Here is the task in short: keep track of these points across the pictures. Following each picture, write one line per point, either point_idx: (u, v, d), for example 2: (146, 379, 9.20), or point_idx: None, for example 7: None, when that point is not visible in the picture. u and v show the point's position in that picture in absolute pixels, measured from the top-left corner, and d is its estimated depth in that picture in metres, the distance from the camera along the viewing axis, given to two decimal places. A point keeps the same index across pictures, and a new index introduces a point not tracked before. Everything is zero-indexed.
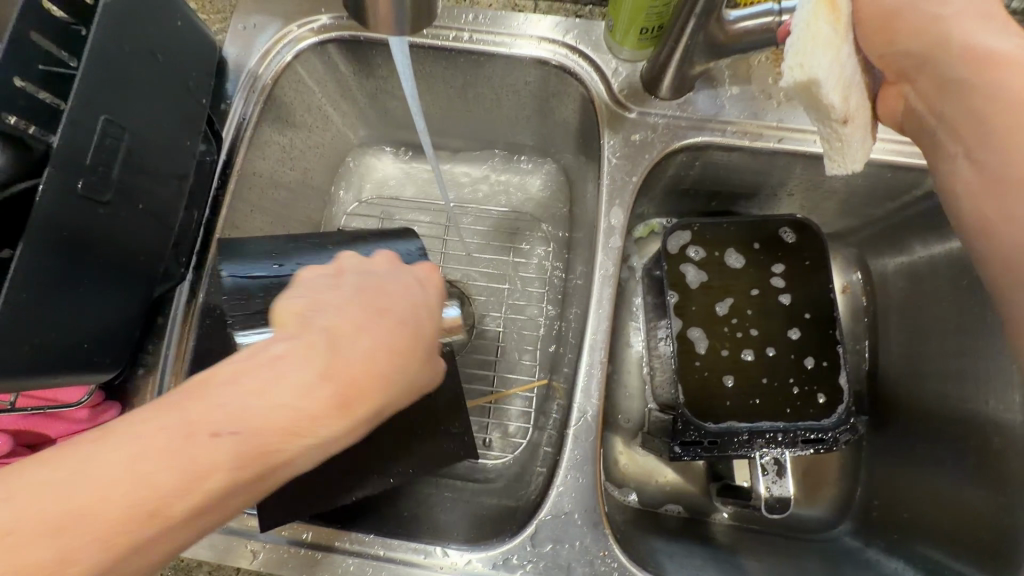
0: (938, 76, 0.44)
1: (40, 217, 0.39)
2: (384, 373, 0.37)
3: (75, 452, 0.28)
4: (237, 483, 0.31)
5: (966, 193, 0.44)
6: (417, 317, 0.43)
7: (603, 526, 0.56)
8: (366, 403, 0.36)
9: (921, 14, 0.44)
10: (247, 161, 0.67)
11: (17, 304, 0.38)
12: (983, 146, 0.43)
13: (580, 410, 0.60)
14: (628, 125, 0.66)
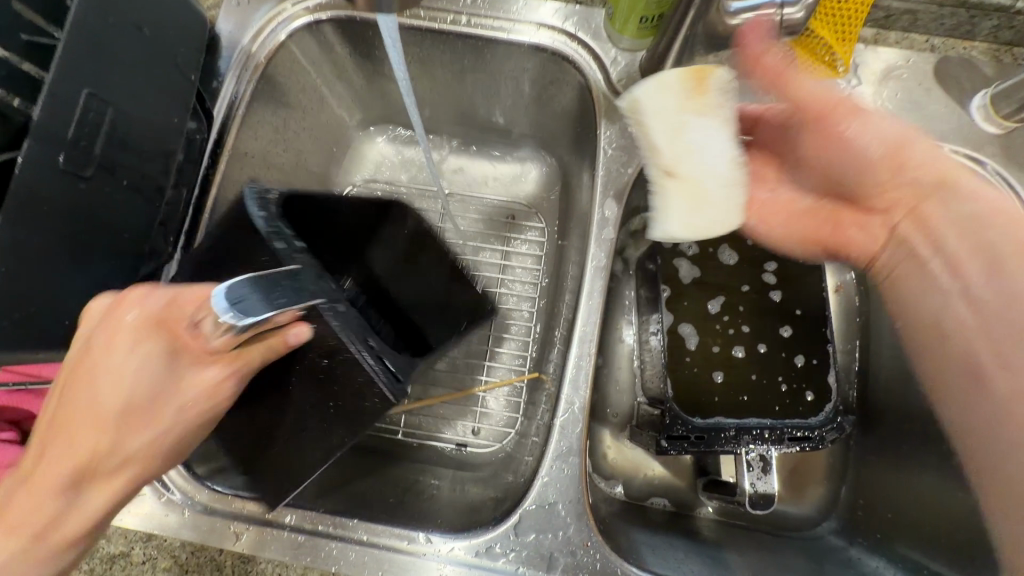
0: (940, 212, 0.55)
1: (17, 189, 0.38)
2: (48, 472, 0.39)
3: None
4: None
5: (967, 325, 0.52)
6: (164, 372, 0.43)
7: (586, 517, 0.56)
8: (36, 505, 0.38)
9: (927, 153, 0.55)
10: (238, 141, 0.66)
11: None
12: (987, 283, 0.52)
13: (568, 401, 0.60)
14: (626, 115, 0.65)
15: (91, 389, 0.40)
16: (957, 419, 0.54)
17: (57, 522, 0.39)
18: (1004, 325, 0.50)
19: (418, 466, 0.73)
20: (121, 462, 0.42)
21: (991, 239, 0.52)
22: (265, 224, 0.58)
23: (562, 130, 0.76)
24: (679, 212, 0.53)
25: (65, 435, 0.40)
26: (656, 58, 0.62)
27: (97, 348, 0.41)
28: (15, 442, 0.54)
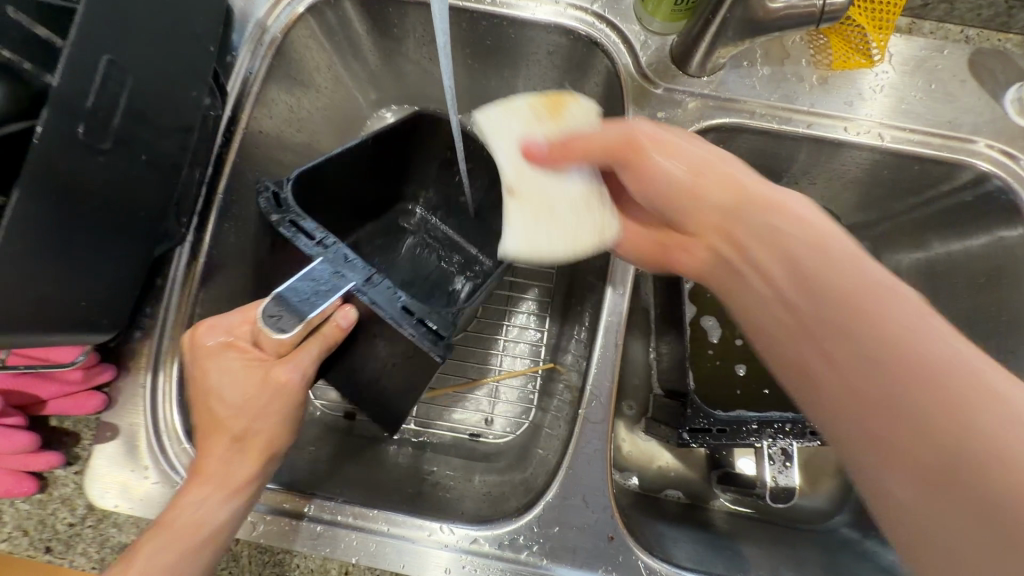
0: (794, 253, 0.42)
1: (37, 162, 0.35)
2: (207, 472, 0.47)
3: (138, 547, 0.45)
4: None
5: (828, 369, 0.38)
6: (253, 377, 0.49)
7: (611, 510, 0.56)
8: (198, 499, 0.46)
9: (723, 167, 0.48)
10: (253, 120, 0.64)
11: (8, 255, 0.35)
12: (786, 279, 0.42)
13: (593, 392, 0.59)
14: (655, 101, 0.63)
15: (212, 403, 0.48)
16: (879, 505, 0.35)
17: (198, 517, 0.45)
18: (873, 380, 0.35)
19: (432, 455, 0.73)
20: (244, 450, 0.48)
21: (809, 275, 0.40)
22: (283, 223, 0.53)
23: None
24: (523, 227, 0.54)
25: (214, 438, 0.48)
26: (689, 43, 0.60)
27: (208, 366, 0.49)
28: (20, 426, 0.53)
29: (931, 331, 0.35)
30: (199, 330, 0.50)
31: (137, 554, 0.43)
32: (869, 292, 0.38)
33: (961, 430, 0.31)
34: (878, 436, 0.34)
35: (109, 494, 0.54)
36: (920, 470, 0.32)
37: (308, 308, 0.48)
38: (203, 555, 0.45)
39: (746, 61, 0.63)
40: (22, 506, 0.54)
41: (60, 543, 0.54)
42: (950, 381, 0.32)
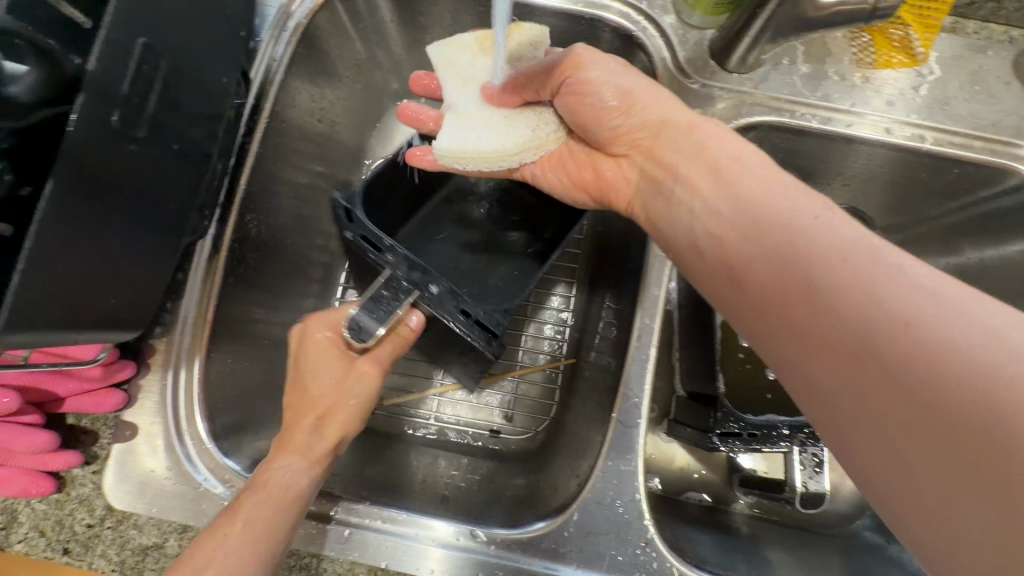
0: (707, 160, 0.49)
1: (71, 150, 0.34)
2: (295, 444, 0.53)
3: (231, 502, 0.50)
4: (274, 544, 0.48)
5: (743, 263, 0.43)
6: (338, 365, 0.56)
7: (647, 518, 0.54)
8: (287, 465, 0.52)
9: (654, 94, 0.54)
10: (276, 108, 0.62)
11: (40, 248, 0.33)
12: (710, 191, 0.48)
13: (627, 397, 0.57)
14: (692, 97, 0.61)
15: (306, 391, 0.55)
16: (811, 394, 0.38)
17: (288, 480, 0.51)
18: (791, 273, 0.39)
19: (452, 456, 0.73)
20: (326, 429, 0.55)
21: (727, 187, 0.46)
22: (355, 237, 0.60)
23: None
24: (455, 130, 0.59)
25: (301, 416, 0.55)
26: (729, 39, 0.58)
27: (304, 360, 0.56)
28: (38, 425, 0.52)
29: (827, 223, 0.40)
30: (309, 323, 0.57)
31: (240, 509, 0.48)
32: (779, 200, 0.43)
33: (861, 299, 0.34)
34: (800, 323, 0.38)
35: (128, 496, 0.52)
36: (833, 345, 0.36)
37: (380, 322, 0.57)
38: (296, 510, 0.50)
39: (787, 59, 0.62)
40: (40, 506, 0.53)
41: (77, 546, 0.53)
42: (846, 258, 0.37)
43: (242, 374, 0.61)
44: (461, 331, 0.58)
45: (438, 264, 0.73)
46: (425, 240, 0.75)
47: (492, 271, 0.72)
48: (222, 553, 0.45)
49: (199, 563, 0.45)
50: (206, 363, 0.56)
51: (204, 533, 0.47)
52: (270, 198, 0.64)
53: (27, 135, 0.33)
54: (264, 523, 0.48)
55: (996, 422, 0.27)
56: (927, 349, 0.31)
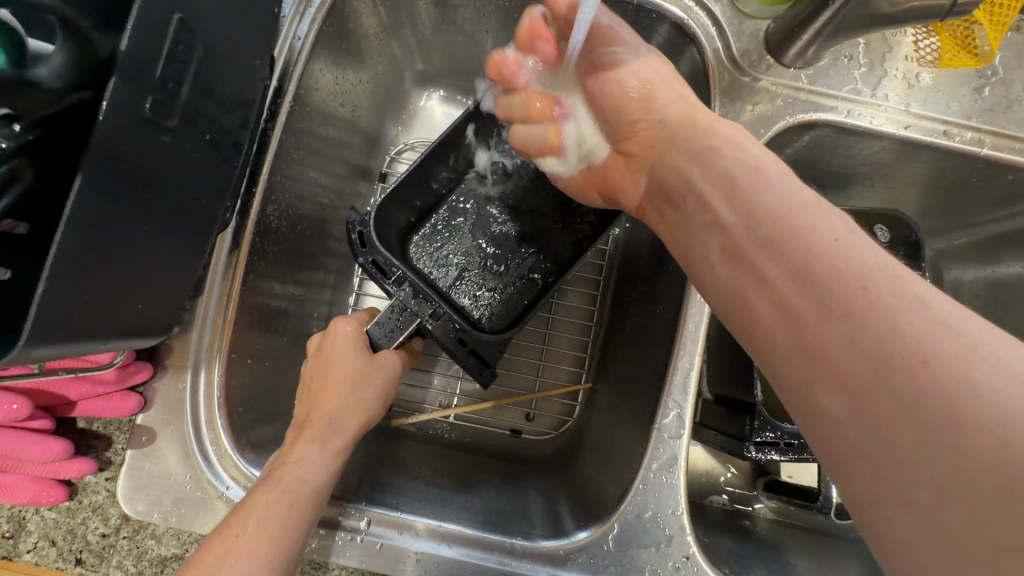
0: (721, 164, 0.45)
1: (101, 138, 0.33)
2: (310, 435, 0.50)
3: (237, 512, 0.45)
4: (289, 546, 0.44)
5: (760, 280, 0.39)
6: (358, 365, 0.53)
7: (688, 533, 0.52)
8: (306, 457, 0.49)
9: (668, 93, 0.52)
10: (302, 90, 0.57)
11: (76, 243, 0.33)
12: (727, 205, 0.43)
13: (675, 408, 0.55)
14: (745, 92, 0.58)
15: (326, 379, 0.53)
16: (815, 428, 0.34)
17: (305, 473, 0.48)
18: (805, 293, 0.35)
19: (473, 458, 0.71)
20: (347, 415, 0.53)
21: (742, 201, 0.42)
22: (366, 264, 0.59)
23: None
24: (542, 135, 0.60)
25: (320, 403, 0.53)
26: (787, 32, 0.55)
27: (328, 348, 0.55)
28: (47, 431, 0.49)
29: (849, 243, 0.35)
30: (333, 323, 0.56)
31: (254, 507, 0.44)
32: (798, 216, 0.38)
33: (887, 331, 0.31)
34: (808, 345, 0.34)
35: (144, 506, 0.49)
36: (839, 372, 0.32)
37: (387, 342, 0.57)
38: (313, 506, 0.47)
39: (844, 56, 0.59)
40: (48, 515, 0.50)
41: (91, 556, 0.50)
42: (870, 284, 0.33)
43: (258, 374, 0.57)
44: (459, 363, 0.57)
45: (470, 246, 0.70)
46: (459, 216, 0.71)
47: (522, 262, 0.70)
48: (236, 553, 0.42)
49: (212, 567, 0.41)
50: (226, 365, 0.53)
51: (213, 535, 0.43)
52: (291, 187, 0.60)
53: (49, 125, 0.33)
54: (280, 522, 0.44)
55: (1006, 472, 0.25)
56: (949, 390, 0.27)
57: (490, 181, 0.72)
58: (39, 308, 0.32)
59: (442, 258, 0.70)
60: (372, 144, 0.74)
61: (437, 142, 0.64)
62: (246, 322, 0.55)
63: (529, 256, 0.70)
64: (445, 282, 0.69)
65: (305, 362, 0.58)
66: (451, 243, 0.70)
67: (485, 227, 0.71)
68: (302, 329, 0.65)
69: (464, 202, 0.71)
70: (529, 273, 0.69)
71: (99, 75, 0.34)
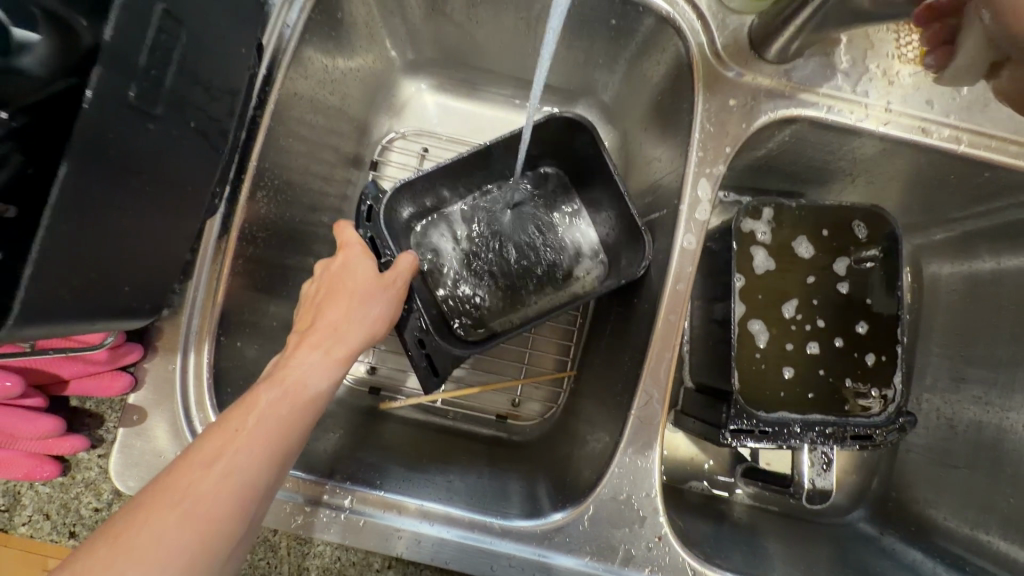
0: None
1: (86, 123, 0.35)
2: (314, 341, 0.49)
3: (242, 404, 0.42)
4: (285, 447, 0.43)
5: None
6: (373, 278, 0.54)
7: (661, 514, 0.54)
8: (308, 362, 0.47)
9: None
10: (288, 79, 0.58)
11: (60, 225, 0.34)
12: None
13: (646, 394, 0.57)
14: (726, 86, 0.59)
15: (331, 297, 0.52)
16: None
17: (302, 380, 0.46)
18: None
19: (457, 441, 0.72)
20: (352, 328, 0.51)
21: None
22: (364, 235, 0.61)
23: (637, 97, 0.69)
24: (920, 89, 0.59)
25: (323, 316, 0.51)
26: (769, 29, 0.55)
27: (335, 266, 0.54)
28: (40, 409, 0.51)
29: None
30: (341, 229, 0.57)
31: (256, 403, 0.42)
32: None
33: None
34: None
35: (136, 482, 0.50)
36: None
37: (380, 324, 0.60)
38: (312, 412, 0.45)
39: (827, 52, 0.60)
40: (42, 489, 0.52)
41: (84, 529, 0.51)
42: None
43: (246, 357, 0.59)
44: (410, 362, 0.59)
45: (460, 255, 0.70)
46: (453, 223, 0.71)
47: (515, 280, 0.70)
48: (236, 443, 0.40)
49: (208, 458, 0.39)
50: (215, 348, 0.54)
51: (213, 424, 0.41)
52: (281, 173, 0.61)
53: (37, 112, 0.34)
54: (280, 422, 0.42)
55: None
56: None
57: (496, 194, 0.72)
58: (30, 285, 0.33)
59: (432, 264, 0.70)
60: (361, 132, 0.75)
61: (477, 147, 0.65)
62: (232, 306, 0.56)
63: (527, 272, 0.70)
64: (429, 272, 0.69)
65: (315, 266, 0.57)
66: (442, 249, 0.70)
67: (491, 235, 0.71)
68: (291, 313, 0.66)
69: (461, 212, 0.72)
70: (518, 287, 0.70)
71: (83, 63, 0.35)
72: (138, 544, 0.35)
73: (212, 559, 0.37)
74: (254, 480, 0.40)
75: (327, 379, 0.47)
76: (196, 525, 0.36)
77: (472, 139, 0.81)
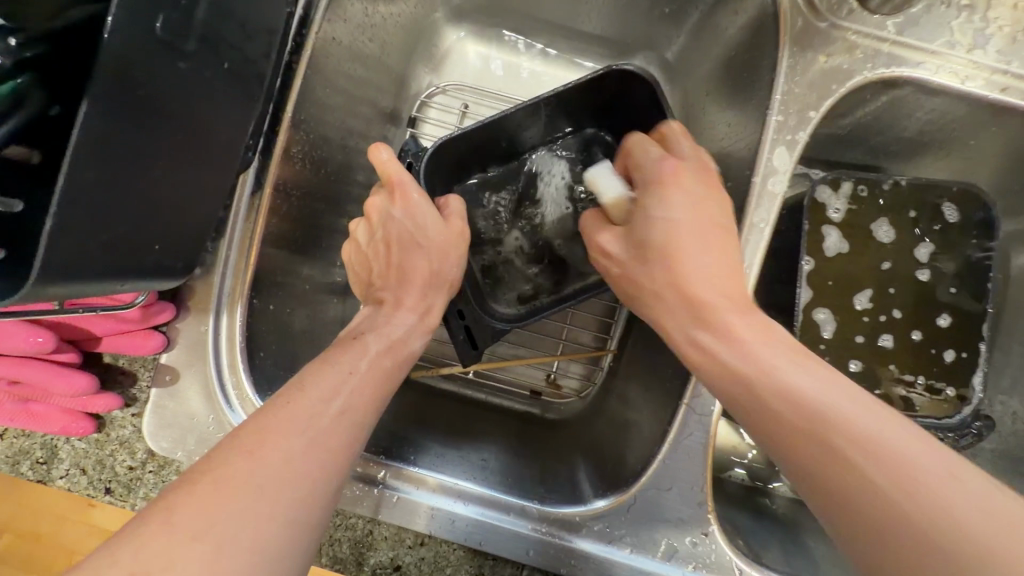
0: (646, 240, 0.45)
1: (111, 59, 0.31)
2: (412, 301, 0.48)
3: (348, 353, 0.43)
4: (379, 399, 0.42)
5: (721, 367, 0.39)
6: (449, 235, 0.51)
7: (707, 507, 0.51)
8: (406, 323, 0.47)
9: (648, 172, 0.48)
10: (327, 23, 0.53)
11: (86, 175, 0.31)
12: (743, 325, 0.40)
13: (702, 383, 0.52)
14: (815, 40, 0.52)
15: (405, 255, 0.50)
16: (869, 486, 0.31)
17: (404, 337, 0.46)
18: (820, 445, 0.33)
19: (489, 417, 0.70)
20: (436, 288, 0.50)
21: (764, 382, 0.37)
22: None
23: (703, 51, 0.62)
24: None
25: (408, 277, 0.49)
26: None
27: (399, 217, 0.50)
28: (72, 364, 0.50)
29: (737, 329, 0.39)
30: (376, 152, 0.50)
31: (349, 356, 0.43)
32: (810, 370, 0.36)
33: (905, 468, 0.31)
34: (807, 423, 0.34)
35: (169, 443, 0.50)
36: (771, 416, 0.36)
37: None
38: (405, 368, 0.46)
39: (938, 3, 0.51)
40: (78, 445, 0.51)
41: (119, 486, 0.51)
42: (962, 572, 0.27)
43: (280, 321, 0.56)
44: (448, 334, 0.55)
45: (502, 222, 0.65)
46: (498, 186, 0.66)
47: (562, 251, 0.65)
48: (340, 389, 0.40)
49: (317, 398, 0.39)
50: (248, 311, 0.52)
51: (317, 365, 0.42)
52: (317, 127, 0.57)
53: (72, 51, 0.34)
54: (383, 373, 0.43)
55: (906, 487, 0.30)
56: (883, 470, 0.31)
57: (546, 157, 0.66)
58: (52, 235, 0.31)
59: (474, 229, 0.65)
60: (400, 86, 0.70)
61: (529, 100, 0.58)
62: (264, 268, 0.54)
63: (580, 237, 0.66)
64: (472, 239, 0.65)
65: (366, 210, 0.52)
66: (485, 214, 0.65)
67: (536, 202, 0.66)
68: (325, 278, 0.63)
69: (508, 176, 0.66)
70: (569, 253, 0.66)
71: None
72: (271, 462, 0.34)
73: (331, 488, 0.37)
74: (349, 432, 0.39)
75: (417, 338, 0.47)
76: (322, 453, 0.37)
77: (518, 97, 0.75)
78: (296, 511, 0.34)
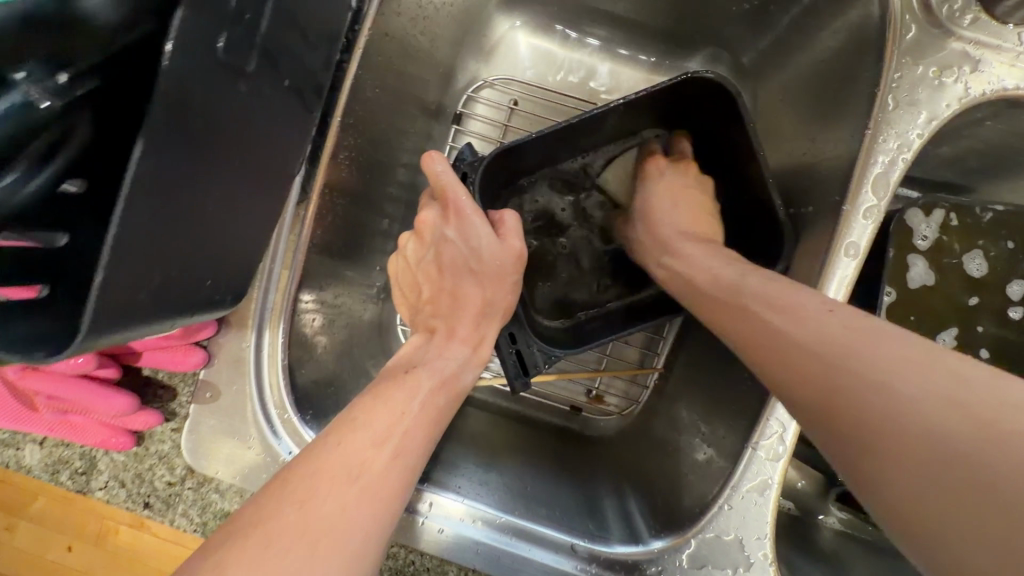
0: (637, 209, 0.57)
1: (166, 92, 0.28)
2: (465, 333, 0.45)
3: (400, 385, 0.40)
4: (430, 440, 0.39)
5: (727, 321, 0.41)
6: (505, 261, 0.47)
7: (771, 563, 0.47)
8: (457, 356, 0.44)
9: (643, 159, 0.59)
10: (381, 17, 0.49)
11: (140, 216, 0.29)
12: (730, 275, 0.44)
13: (771, 426, 0.48)
14: (924, 51, 0.46)
15: (458, 280, 0.47)
16: (860, 404, 0.30)
17: (456, 372, 0.43)
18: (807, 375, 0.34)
19: (528, 434, 0.66)
20: (490, 317, 0.46)
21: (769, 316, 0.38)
22: None
23: (786, 54, 0.56)
24: None
25: (461, 305, 0.46)
26: None
27: (452, 237, 0.47)
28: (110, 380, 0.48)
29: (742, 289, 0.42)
30: (430, 164, 0.47)
31: (401, 392, 0.39)
32: (773, 321, 0.37)
33: (898, 385, 0.29)
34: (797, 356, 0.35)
35: (208, 461, 0.48)
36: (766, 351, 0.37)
37: None
38: (456, 404, 0.43)
39: None
40: (117, 458, 0.50)
41: (158, 501, 0.50)
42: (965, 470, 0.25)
43: (319, 333, 0.53)
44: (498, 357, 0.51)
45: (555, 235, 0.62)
46: (551, 196, 0.62)
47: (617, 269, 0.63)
48: (393, 431, 0.37)
49: (370, 442, 0.36)
50: (290, 326, 0.49)
51: (367, 400, 0.39)
52: (364, 129, 0.53)
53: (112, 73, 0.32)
54: (435, 412, 0.40)
55: (893, 400, 0.29)
56: (872, 394, 0.30)
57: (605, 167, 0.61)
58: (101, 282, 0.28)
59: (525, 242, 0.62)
60: (447, 80, 0.66)
61: (597, 105, 0.52)
62: (306, 280, 0.51)
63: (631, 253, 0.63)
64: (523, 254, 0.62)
65: (418, 227, 0.49)
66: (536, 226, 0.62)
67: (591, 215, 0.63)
68: (364, 286, 0.60)
69: (563, 186, 0.62)
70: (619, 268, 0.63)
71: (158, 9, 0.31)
72: (325, 517, 0.32)
73: (382, 540, 0.34)
74: (401, 480, 0.36)
75: (469, 372, 0.44)
76: (374, 502, 0.34)
77: (574, 95, 0.69)
78: (347, 561, 0.31)
